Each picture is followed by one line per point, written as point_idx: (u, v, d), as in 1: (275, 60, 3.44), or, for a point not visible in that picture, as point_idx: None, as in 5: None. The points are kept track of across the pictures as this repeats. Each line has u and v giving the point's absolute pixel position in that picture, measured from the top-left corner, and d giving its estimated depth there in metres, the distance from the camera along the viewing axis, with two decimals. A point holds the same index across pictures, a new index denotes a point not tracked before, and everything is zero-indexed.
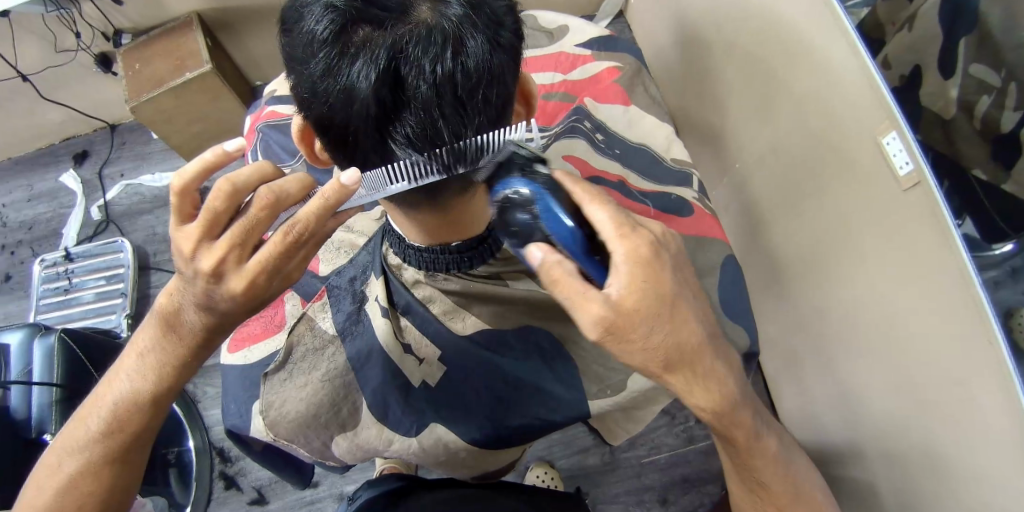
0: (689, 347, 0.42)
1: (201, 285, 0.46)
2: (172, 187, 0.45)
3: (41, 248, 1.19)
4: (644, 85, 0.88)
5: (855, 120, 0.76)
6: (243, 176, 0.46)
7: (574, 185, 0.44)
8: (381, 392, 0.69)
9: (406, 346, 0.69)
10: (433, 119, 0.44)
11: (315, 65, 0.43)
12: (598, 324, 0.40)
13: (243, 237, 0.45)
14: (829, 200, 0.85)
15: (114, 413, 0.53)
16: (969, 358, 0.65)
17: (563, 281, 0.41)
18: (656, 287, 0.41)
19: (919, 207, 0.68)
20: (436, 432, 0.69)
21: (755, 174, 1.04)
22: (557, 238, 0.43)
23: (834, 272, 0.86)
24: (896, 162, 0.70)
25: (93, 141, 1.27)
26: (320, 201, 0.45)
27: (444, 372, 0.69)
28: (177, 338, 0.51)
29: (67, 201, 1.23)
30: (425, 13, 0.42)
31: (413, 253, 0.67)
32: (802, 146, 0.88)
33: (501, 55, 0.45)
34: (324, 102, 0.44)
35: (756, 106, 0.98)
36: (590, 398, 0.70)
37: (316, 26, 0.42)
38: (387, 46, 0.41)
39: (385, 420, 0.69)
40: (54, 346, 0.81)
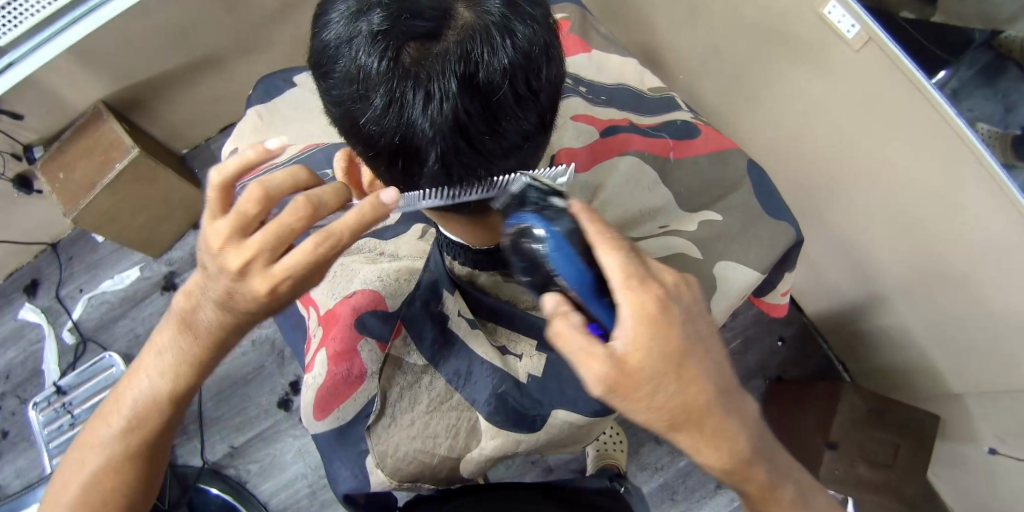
0: (694, 407, 0.42)
1: (226, 280, 0.44)
2: (212, 183, 0.44)
3: (28, 392, 1.12)
4: (594, 27, 0.88)
5: (789, 2, 0.78)
6: (278, 182, 0.45)
7: (588, 227, 0.43)
8: (497, 399, 0.69)
9: (503, 348, 0.73)
10: (513, 116, 0.44)
11: (380, 103, 0.42)
12: (603, 381, 0.41)
13: (273, 243, 0.43)
14: (784, 82, 0.87)
15: (135, 415, 0.54)
16: (958, 185, 0.69)
17: (565, 334, 0.42)
18: (664, 343, 0.41)
19: (876, 60, 0.72)
20: (558, 417, 0.70)
21: (701, 81, 1.07)
22: (569, 282, 0.43)
23: (809, 147, 0.90)
24: (842, 27, 0.73)
25: (39, 267, 1.19)
26: (358, 214, 0.44)
27: (546, 359, 0.72)
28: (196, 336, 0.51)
29: (36, 335, 1.15)
30: (470, 14, 0.40)
31: (481, 258, 0.69)
32: (740, 40, 0.91)
33: (549, 27, 0.44)
34: (397, 135, 0.43)
35: (685, 15, 1.00)
36: None
37: (368, 60, 0.40)
38: (451, 60, 0.40)
39: (507, 424, 0.69)
40: None
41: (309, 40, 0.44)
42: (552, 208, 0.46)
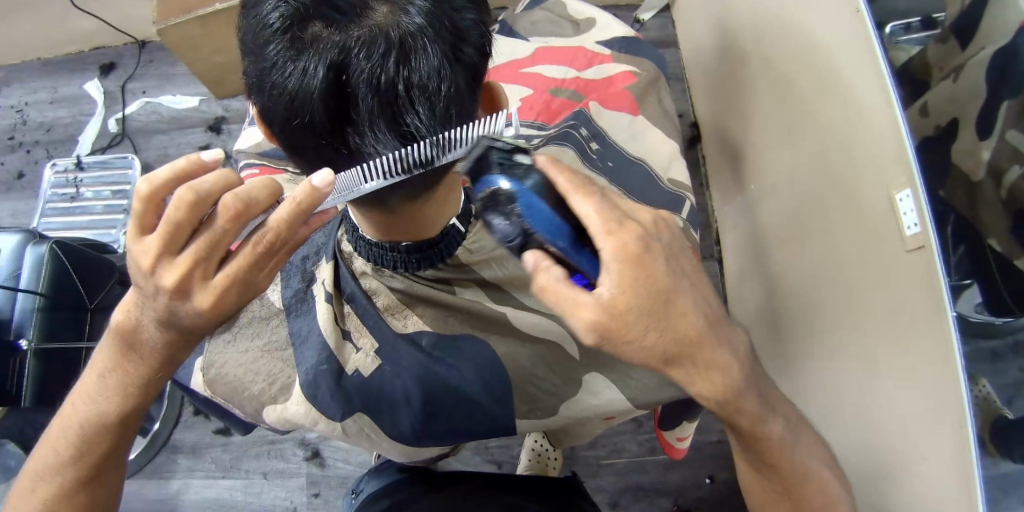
0: (686, 340, 0.42)
1: (163, 299, 0.40)
2: (138, 194, 0.39)
3: (55, 152, 1.22)
4: (658, 95, 0.85)
5: (873, 168, 0.72)
6: (208, 182, 0.39)
7: (557, 175, 0.42)
8: (313, 374, 0.65)
9: (344, 334, 0.68)
10: (374, 125, 0.43)
11: (262, 54, 0.42)
12: (592, 328, 0.40)
13: (206, 249, 0.40)
14: (831, 239, 0.83)
15: (74, 445, 0.50)
16: (932, 438, 0.64)
17: (550, 287, 0.40)
18: (645, 282, 0.40)
19: (918, 271, 0.65)
20: (362, 421, 0.66)
21: (768, 199, 1.02)
22: (545, 235, 0.42)
23: (826, 315, 0.85)
24: (904, 220, 0.66)
25: (121, 55, 1.28)
26: (291, 207, 0.40)
27: (378, 365, 0.66)
28: (140, 359, 0.47)
29: (88, 109, 1.25)
30: (380, 18, 0.40)
31: (363, 244, 0.67)
32: (816, 181, 0.86)
33: (457, 70, 0.43)
34: (266, 92, 0.43)
35: (780, 132, 0.96)
36: (517, 417, 0.67)
37: (269, 15, 0.41)
38: (333, 49, 0.39)
39: (313, 399, 0.65)
40: (44, 256, 0.81)
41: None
42: (515, 164, 0.44)
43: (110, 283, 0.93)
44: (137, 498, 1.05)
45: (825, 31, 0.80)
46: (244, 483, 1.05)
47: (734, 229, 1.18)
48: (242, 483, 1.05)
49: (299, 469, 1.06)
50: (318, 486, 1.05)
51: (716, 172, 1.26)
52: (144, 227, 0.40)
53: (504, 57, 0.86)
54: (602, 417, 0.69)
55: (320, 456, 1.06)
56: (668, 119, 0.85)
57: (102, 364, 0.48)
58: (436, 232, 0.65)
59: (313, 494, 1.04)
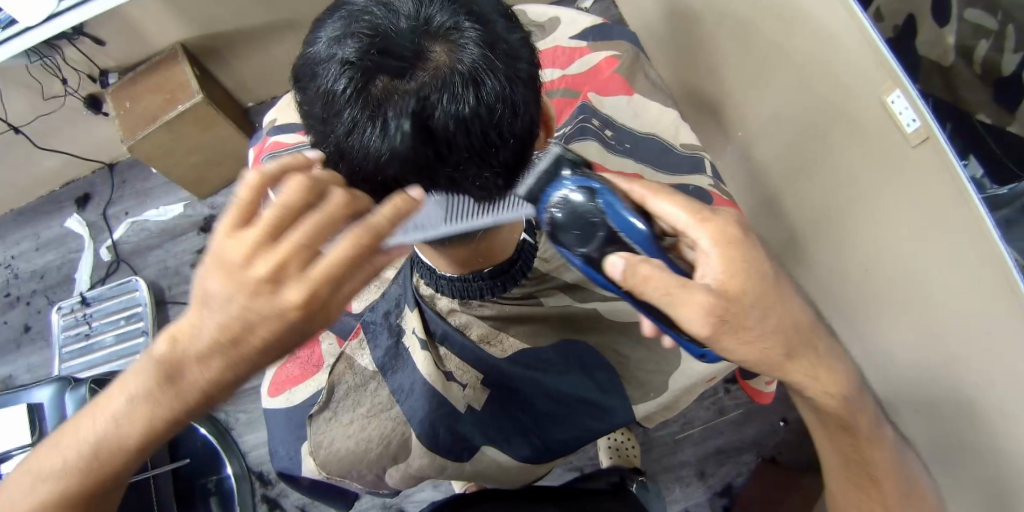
0: (799, 327, 0.48)
1: (242, 298, 0.38)
2: (250, 181, 0.39)
3: (56, 295, 1.20)
4: (644, 71, 0.86)
5: (856, 80, 0.74)
6: (319, 178, 0.40)
7: (631, 186, 0.48)
8: (430, 421, 0.67)
9: (447, 373, 0.68)
10: (463, 162, 0.44)
11: (337, 122, 0.43)
12: (710, 313, 0.43)
13: (305, 247, 0.38)
14: (833, 160, 0.85)
15: (92, 457, 0.45)
16: (993, 312, 0.65)
17: (653, 277, 0.42)
18: (753, 266, 0.45)
19: (929, 162, 0.67)
20: (487, 454, 0.69)
21: (761, 140, 1.04)
22: (625, 233, 0.46)
23: (848, 231, 0.86)
24: (902, 119, 0.68)
25: (93, 183, 1.27)
26: (394, 210, 0.40)
27: (489, 394, 0.69)
28: (174, 393, 0.42)
29: (76, 245, 1.24)
30: (442, 58, 0.41)
31: (445, 283, 0.65)
32: (804, 109, 0.88)
33: (524, 87, 0.44)
34: (351, 158, 0.44)
35: (754, 76, 0.98)
36: (634, 404, 0.72)
37: (333, 84, 0.42)
38: (410, 101, 0.40)
39: (435, 448, 0.67)
40: (86, 396, 0.81)
41: (298, 51, 0.46)
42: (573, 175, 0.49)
43: None
44: None
45: None
46: None
47: (733, 178, 1.20)
48: None
49: None
50: None
51: (699, 131, 1.28)
52: (242, 215, 0.39)
53: None
54: (704, 381, 0.72)
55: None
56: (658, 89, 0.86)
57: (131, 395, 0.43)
58: (512, 251, 0.64)
59: None
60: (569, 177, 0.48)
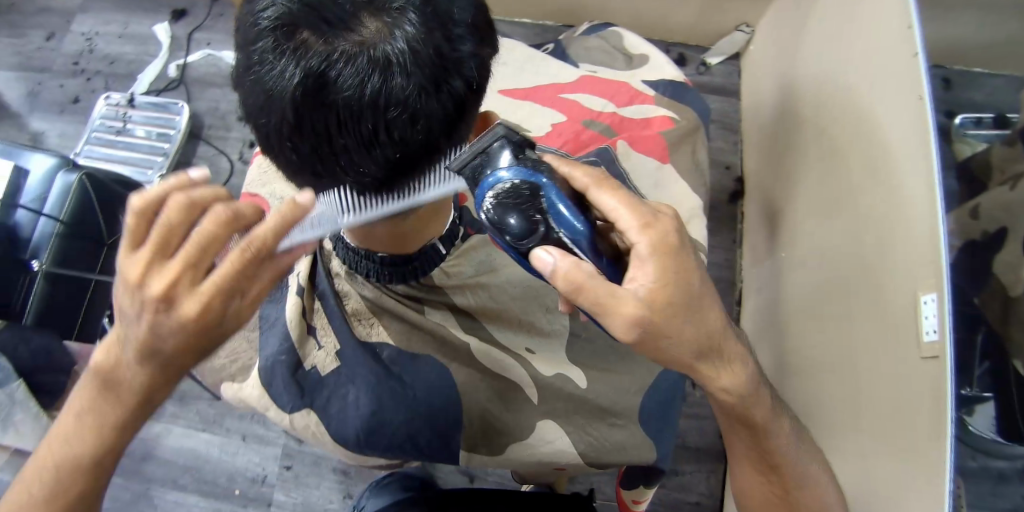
0: (716, 332, 0.47)
1: (149, 314, 0.39)
2: (131, 204, 0.39)
3: (114, 85, 1.27)
4: (693, 147, 0.82)
5: (905, 263, 0.68)
6: (200, 193, 0.41)
7: (575, 172, 0.45)
8: (270, 360, 0.66)
9: (310, 329, 0.68)
10: (351, 139, 0.42)
11: (248, 50, 0.41)
12: (637, 323, 0.42)
13: (194, 259, 0.40)
14: (848, 326, 0.80)
15: (57, 469, 0.45)
16: None
17: (586, 286, 0.41)
18: (684, 280, 0.44)
19: (927, 381, 0.62)
20: (308, 417, 0.65)
21: (799, 272, 0.98)
22: (569, 235, 0.43)
23: (831, 402, 0.81)
24: (924, 326, 0.63)
25: (194, 5, 1.33)
26: (279, 216, 0.41)
27: (337, 367, 0.66)
28: (116, 399, 0.44)
29: (153, 51, 1.29)
30: (369, 33, 0.39)
31: (342, 247, 0.64)
32: (848, 264, 0.82)
33: (438, 101, 0.42)
34: (250, 90, 0.42)
35: (822, 207, 0.92)
36: (460, 451, 0.66)
37: (260, 13, 0.40)
38: (317, 60, 0.38)
39: (267, 387, 0.66)
40: (71, 186, 0.85)
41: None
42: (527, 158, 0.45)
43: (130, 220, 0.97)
44: None
45: (888, 112, 0.76)
46: (222, 441, 1.07)
47: (759, 293, 1.14)
48: (220, 441, 1.07)
49: (277, 438, 1.07)
50: (291, 459, 1.06)
51: (752, 231, 1.22)
52: (135, 240, 0.41)
53: (546, 78, 0.86)
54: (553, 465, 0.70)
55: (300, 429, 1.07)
56: (699, 172, 0.82)
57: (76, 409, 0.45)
58: (418, 248, 0.64)
59: (285, 466, 1.05)
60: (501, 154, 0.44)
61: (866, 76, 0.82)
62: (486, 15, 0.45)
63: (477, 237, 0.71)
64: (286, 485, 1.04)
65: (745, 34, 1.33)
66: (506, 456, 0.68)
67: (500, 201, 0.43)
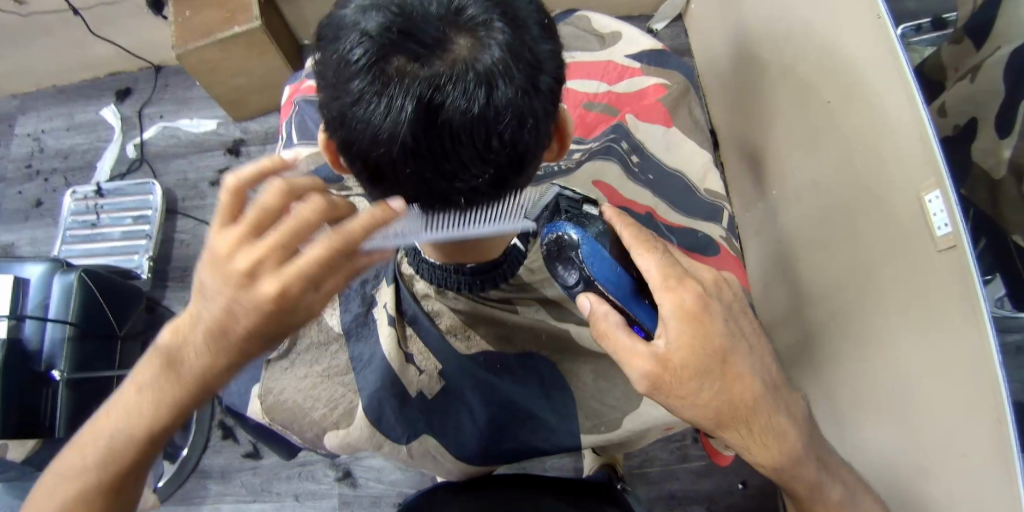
0: (739, 403, 0.48)
1: (230, 288, 0.42)
2: (226, 184, 0.42)
3: (74, 178, 1.23)
4: (689, 107, 0.86)
5: (900, 168, 0.72)
6: (302, 182, 0.44)
7: (622, 231, 0.51)
8: (377, 398, 0.68)
9: (408, 356, 0.70)
10: (462, 153, 0.44)
11: (347, 90, 0.43)
12: (646, 377, 0.48)
13: (283, 244, 0.42)
14: (857, 239, 0.84)
15: (114, 449, 0.49)
16: (975, 439, 0.62)
17: (609, 333, 0.49)
18: (703, 341, 0.47)
19: (949, 271, 0.65)
20: (426, 443, 0.69)
21: (795, 205, 1.02)
22: (608, 285, 0.51)
23: (856, 314, 0.85)
24: (934, 221, 0.66)
25: (137, 80, 1.29)
26: (370, 213, 0.43)
27: (441, 385, 0.70)
28: (177, 377, 0.48)
29: (106, 135, 1.26)
30: (464, 52, 0.41)
31: (427, 269, 0.68)
32: (841, 183, 0.86)
33: (537, 100, 0.45)
34: (352, 128, 0.44)
35: (802, 138, 0.96)
36: (582, 433, 0.71)
37: (352, 52, 0.42)
38: (422, 85, 0.41)
39: (378, 423, 0.68)
40: (73, 285, 0.82)
41: (324, 11, 0.46)
42: (582, 215, 0.53)
43: (135, 305, 0.94)
44: None
45: (845, 34, 0.80)
46: (275, 506, 1.05)
47: (756, 236, 1.19)
48: (273, 506, 1.05)
49: (330, 490, 1.05)
50: (350, 506, 1.04)
51: (735, 177, 1.27)
52: (230, 215, 0.43)
53: None
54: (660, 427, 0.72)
55: (352, 476, 1.06)
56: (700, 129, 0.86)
57: (142, 379, 0.49)
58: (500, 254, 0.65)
59: None
60: (569, 226, 0.52)
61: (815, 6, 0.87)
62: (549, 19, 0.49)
63: None
64: None
65: None
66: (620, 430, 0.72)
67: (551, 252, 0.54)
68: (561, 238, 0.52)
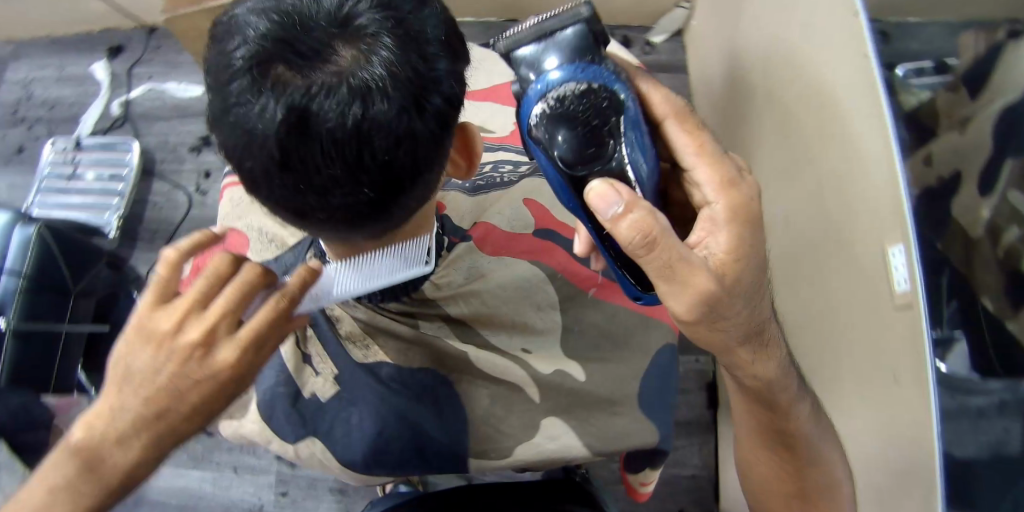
0: (741, 282, 0.53)
1: (174, 365, 0.43)
2: (163, 258, 0.45)
3: (58, 131, 1.23)
4: None
5: (871, 217, 0.70)
6: (229, 254, 0.47)
7: (657, 103, 0.56)
8: (272, 391, 0.65)
9: (305, 357, 0.67)
10: (334, 168, 0.43)
11: (224, 90, 0.42)
12: (694, 288, 0.49)
13: (229, 310, 0.45)
14: (822, 282, 0.83)
15: None
16: (908, 504, 0.61)
17: (652, 224, 0.45)
18: (745, 246, 0.53)
19: (903, 330, 0.64)
20: (313, 447, 0.64)
21: (767, 237, 1.01)
22: (632, 170, 0.51)
23: (821, 361, 0.83)
24: (895, 276, 0.65)
25: (130, 38, 1.29)
26: (302, 274, 0.48)
27: (337, 392, 0.66)
28: (95, 477, 0.43)
29: (94, 90, 1.25)
30: (344, 63, 0.40)
31: (327, 268, 0.66)
32: (813, 222, 0.85)
33: (422, 122, 0.43)
34: (228, 129, 0.43)
35: (782, 171, 0.95)
36: (472, 458, 0.66)
37: (233, 54, 0.41)
38: (295, 93, 0.40)
39: (268, 420, 0.65)
40: (31, 238, 0.82)
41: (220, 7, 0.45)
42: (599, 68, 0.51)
43: (95, 264, 0.94)
44: None
45: (831, 66, 0.78)
46: (214, 476, 1.05)
47: None
48: (212, 476, 1.05)
49: (269, 466, 1.05)
50: (286, 485, 1.04)
51: None
52: (161, 296, 0.45)
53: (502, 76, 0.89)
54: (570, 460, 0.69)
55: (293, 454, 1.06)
56: None
57: (47, 490, 0.43)
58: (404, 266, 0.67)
59: (281, 492, 1.04)
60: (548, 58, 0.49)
61: (805, 37, 0.85)
62: (456, 37, 0.48)
63: (462, 245, 0.75)
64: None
65: (684, 10, 1.38)
66: (513, 459, 0.67)
67: (552, 113, 0.48)
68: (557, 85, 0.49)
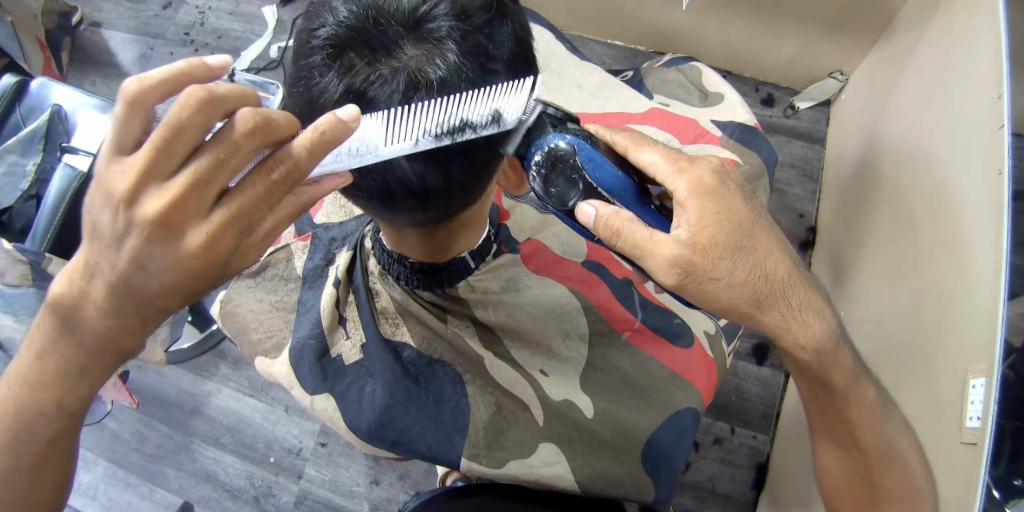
0: (767, 274, 0.55)
1: (137, 234, 0.36)
2: (124, 92, 0.36)
3: (219, 58, 1.37)
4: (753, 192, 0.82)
5: (958, 342, 0.64)
6: (223, 89, 0.36)
7: (616, 138, 0.55)
8: (303, 342, 0.71)
9: (340, 319, 0.72)
10: None
11: (304, 59, 0.45)
12: (676, 261, 0.50)
13: (203, 176, 0.36)
14: (892, 394, 0.76)
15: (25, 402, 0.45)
16: None
17: (625, 229, 0.49)
18: (726, 215, 0.52)
19: (960, 469, 0.58)
20: (325, 403, 0.69)
21: (855, 336, 0.93)
22: (608, 189, 0.51)
23: None
24: (968, 409, 0.59)
25: None
26: (312, 135, 0.37)
27: (359, 358, 0.70)
28: (76, 339, 0.42)
29: (259, 30, 1.39)
30: (405, 64, 0.42)
31: (380, 248, 0.71)
32: (903, 332, 0.78)
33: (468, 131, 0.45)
34: (299, 93, 0.46)
35: (888, 270, 0.88)
36: (464, 457, 0.66)
37: (318, 29, 0.44)
38: (357, 80, 0.42)
39: (294, 367, 0.71)
40: None
41: None
42: (562, 125, 0.52)
43: None
44: (172, 382, 1.12)
45: (964, 172, 0.72)
46: (266, 409, 1.09)
47: None
48: (265, 408, 1.09)
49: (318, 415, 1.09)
50: (327, 438, 1.07)
51: (814, 282, 1.18)
52: (127, 145, 0.38)
53: (619, 105, 0.89)
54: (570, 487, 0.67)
55: None
56: None
57: (41, 341, 0.43)
58: (450, 258, 0.68)
59: (320, 443, 1.07)
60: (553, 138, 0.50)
61: (946, 135, 0.79)
62: (525, 57, 0.48)
63: (509, 256, 0.76)
64: (319, 461, 1.06)
65: (838, 81, 1.24)
66: (507, 472, 0.67)
67: (543, 164, 0.50)
68: (551, 152, 0.50)
